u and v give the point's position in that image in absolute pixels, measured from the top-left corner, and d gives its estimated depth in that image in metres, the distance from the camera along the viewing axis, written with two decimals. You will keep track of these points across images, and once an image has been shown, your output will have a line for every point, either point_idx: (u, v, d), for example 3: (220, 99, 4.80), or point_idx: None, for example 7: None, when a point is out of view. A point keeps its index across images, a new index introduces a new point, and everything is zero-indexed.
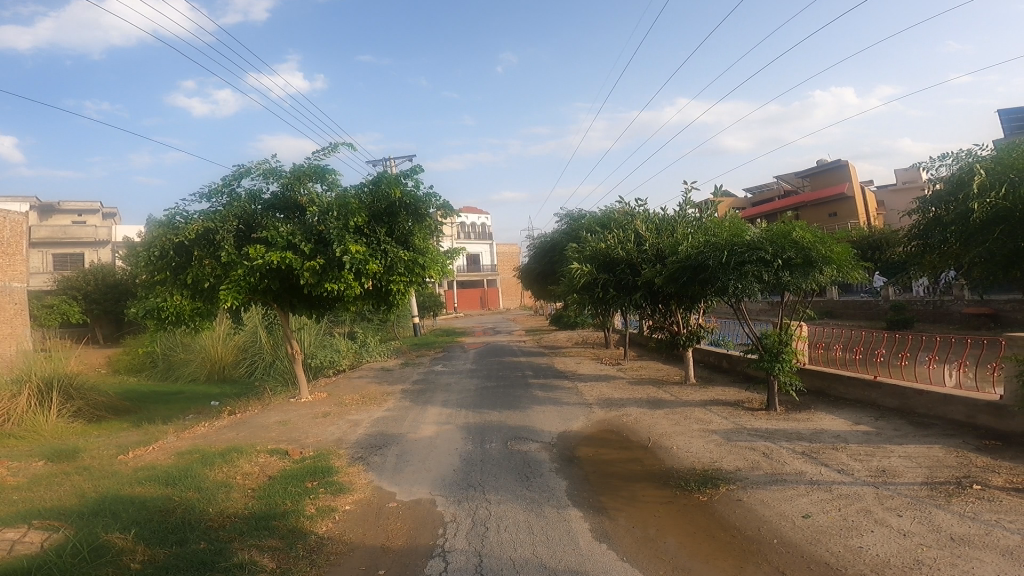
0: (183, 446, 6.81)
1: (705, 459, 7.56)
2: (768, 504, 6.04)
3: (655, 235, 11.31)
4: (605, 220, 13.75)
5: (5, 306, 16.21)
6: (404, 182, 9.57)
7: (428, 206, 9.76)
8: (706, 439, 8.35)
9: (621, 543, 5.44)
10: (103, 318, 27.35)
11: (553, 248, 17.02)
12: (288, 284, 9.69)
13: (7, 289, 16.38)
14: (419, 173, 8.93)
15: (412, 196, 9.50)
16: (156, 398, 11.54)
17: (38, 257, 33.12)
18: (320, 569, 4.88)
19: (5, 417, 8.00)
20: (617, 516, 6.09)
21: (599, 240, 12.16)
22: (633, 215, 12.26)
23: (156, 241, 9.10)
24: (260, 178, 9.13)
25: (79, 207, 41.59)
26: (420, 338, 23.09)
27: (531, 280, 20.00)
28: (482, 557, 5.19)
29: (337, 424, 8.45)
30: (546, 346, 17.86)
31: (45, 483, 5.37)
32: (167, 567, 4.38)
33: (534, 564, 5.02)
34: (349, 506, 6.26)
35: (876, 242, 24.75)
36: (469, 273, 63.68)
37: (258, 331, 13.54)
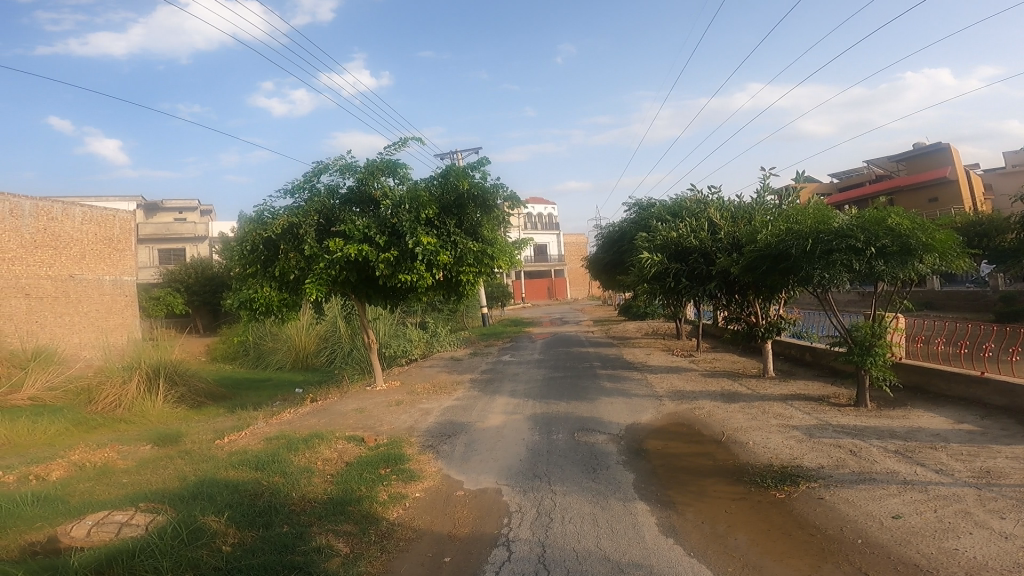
0: (271, 432, 7.36)
1: (784, 456, 7.26)
2: (854, 504, 5.75)
3: (731, 223, 10.84)
4: (675, 209, 13.41)
5: (117, 298, 18.41)
6: (472, 174, 9.71)
7: (496, 197, 9.85)
8: (786, 435, 8.00)
9: (689, 538, 5.40)
10: (201, 308, 29.72)
11: (621, 239, 16.77)
12: (365, 276, 10.09)
13: (118, 282, 18.57)
14: (486, 165, 8.98)
15: (480, 187, 9.63)
16: (247, 385, 12.54)
17: (145, 253, 36.46)
18: (389, 555, 5.20)
19: (118, 403, 9.03)
20: (685, 511, 6.03)
21: (670, 227, 11.82)
22: (706, 203, 11.89)
23: (247, 236, 9.76)
24: (336, 174, 9.49)
25: (179, 205, 44.69)
26: (489, 328, 23.44)
27: (599, 271, 19.74)
28: (545, 547, 5.32)
29: (409, 412, 8.80)
30: (616, 337, 17.65)
31: (151, 467, 6.00)
32: (253, 549, 4.82)
33: (597, 557, 5.09)
34: (419, 493, 6.59)
35: (985, 228, 22.20)
36: (537, 264, 63.72)
37: (337, 322, 14.23)
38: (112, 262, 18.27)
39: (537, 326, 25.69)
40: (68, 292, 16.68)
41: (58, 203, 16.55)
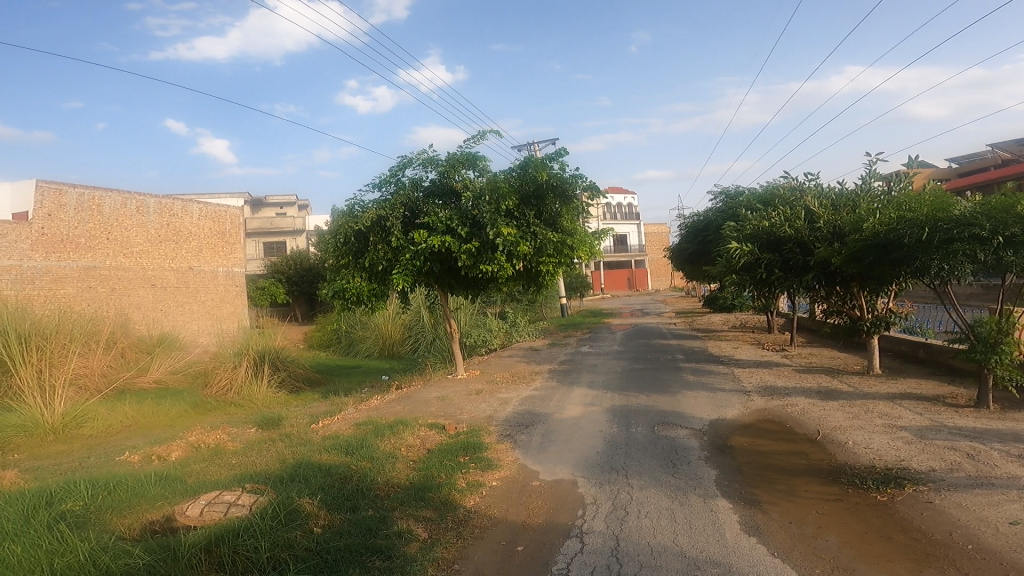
0: (361, 417, 7.89)
1: (888, 457, 6.78)
2: (966, 508, 5.32)
3: (831, 211, 10.15)
4: (766, 197, 12.89)
5: (229, 288, 20.40)
6: (551, 164, 9.85)
7: (576, 187, 9.93)
8: (891, 435, 7.46)
9: (774, 538, 5.20)
10: (300, 298, 31.84)
11: (706, 228, 16.32)
12: (447, 266, 10.41)
13: (230, 273, 20.56)
14: (563, 156, 8.92)
15: (559, 178, 9.76)
16: (339, 371, 13.44)
17: (252, 246, 39.42)
18: (465, 541, 5.35)
19: (231, 387, 10.08)
20: (770, 509, 5.81)
21: (761, 216, 11.23)
22: (803, 190, 11.27)
23: (341, 228, 10.35)
24: (420, 167, 9.79)
25: (280, 202, 45.31)
26: (567, 319, 23.44)
27: (679, 261, 19.27)
28: (619, 541, 5.27)
29: (488, 401, 9.07)
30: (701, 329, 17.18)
31: (256, 450, 6.68)
32: (341, 531, 5.11)
33: (673, 552, 5.01)
34: (495, 481, 6.73)
35: None
36: (617, 254, 62.30)
37: (421, 312, 14.85)
38: (224, 254, 20.18)
39: (616, 316, 25.36)
40: (187, 282, 18.63)
41: (178, 201, 18.42)
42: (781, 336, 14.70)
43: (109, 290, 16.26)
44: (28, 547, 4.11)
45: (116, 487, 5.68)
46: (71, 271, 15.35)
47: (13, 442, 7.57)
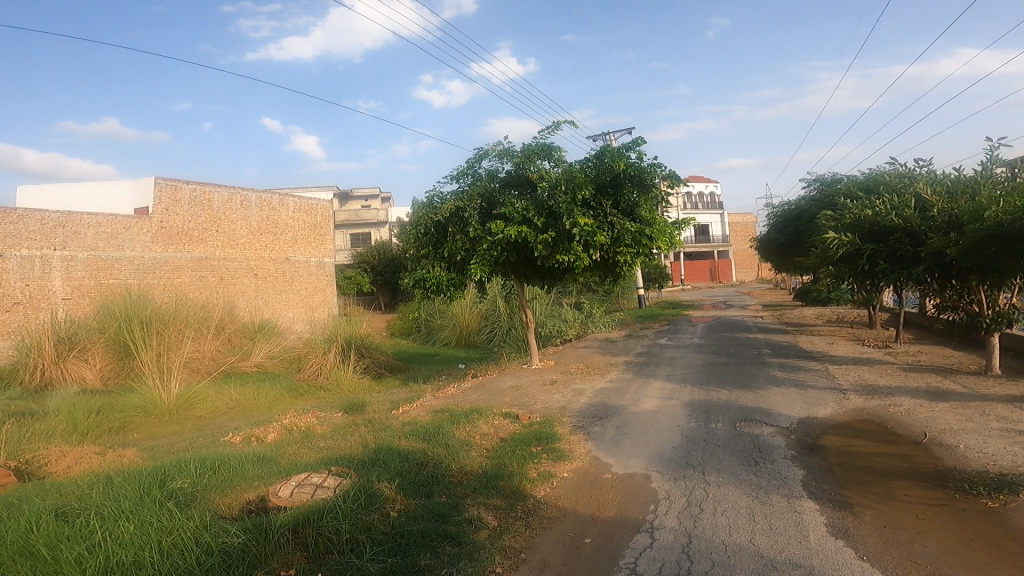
0: (438, 405, 8.22)
1: (1004, 462, 6.15)
2: None
3: (946, 199, 9.23)
4: (870, 185, 12.08)
5: (321, 278, 21.60)
6: (628, 153, 9.79)
7: (654, 176, 9.87)
8: (1010, 440, 6.76)
9: (864, 542, 4.79)
10: (382, 287, 33.20)
11: (799, 217, 15.45)
12: (523, 257, 10.54)
13: (321, 263, 21.67)
14: (640, 145, 8.78)
15: (636, 167, 9.71)
16: (418, 359, 13.96)
17: (339, 237, 41.47)
18: (533, 531, 5.18)
19: (321, 371, 10.87)
20: (862, 513, 5.31)
21: (863, 206, 10.49)
22: (912, 177, 10.46)
23: (421, 220, 10.71)
24: (495, 159, 9.92)
25: (365, 195, 46.97)
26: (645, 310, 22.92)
27: (767, 253, 18.34)
28: (691, 538, 4.92)
29: (562, 392, 9.10)
30: (791, 323, 16.28)
31: (342, 434, 7.34)
32: (415, 516, 5.29)
33: (748, 552, 4.65)
34: (566, 473, 6.38)
35: None
36: (699, 242, 60.00)
37: (497, 302, 15.13)
38: (317, 245, 21.39)
39: (697, 308, 24.55)
40: (284, 272, 19.97)
41: (276, 195, 19.66)
42: (882, 331, 13.67)
43: (218, 278, 17.85)
44: (139, 524, 4.64)
45: (220, 468, 6.42)
46: (187, 261, 17.02)
47: (133, 422, 8.67)
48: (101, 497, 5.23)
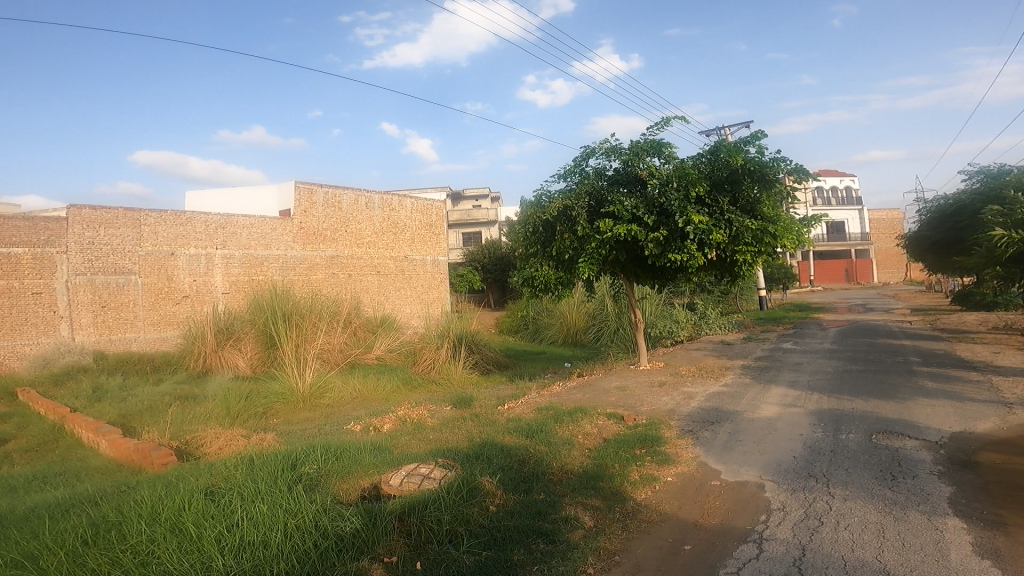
0: (543, 402, 8.26)
1: None
2: None
3: None
4: None
5: (436, 275, 22.58)
6: (746, 148, 9.42)
7: (776, 171, 9.42)
8: None
9: (1021, 566, 4.11)
10: (493, 285, 33.95)
11: (957, 213, 13.65)
12: (633, 255, 10.32)
13: (436, 262, 22.65)
14: (760, 139, 8.40)
15: (756, 162, 9.30)
16: (526, 356, 14.16)
17: (452, 236, 43.00)
18: (629, 534, 5.04)
19: (434, 365, 11.38)
20: (1021, 534, 4.57)
21: None
22: None
23: (529, 219, 10.80)
24: (603, 157, 9.78)
25: (477, 194, 48.41)
26: (768, 312, 21.37)
27: (915, 251, 16.38)
28: (805, 552, 4.51)
29: (671, 394, 8.75)
30: (946, 329, 14.38)
31: (450, 427, 7.62)
32: (512, 511, 5.35)
33: (872, 569, 4.19)
34: (671, 477, 6.11)
35: None
36: (834, 240, 54.93)
37: (606, 301, 14.96)
38: (434, 245, 22.40)
39: (828, 311, 22.46)
40: (403, 270, 21.14)
41: (395, 196, 20.82)
42: None
43: (346, 275, 19.27)
44: (271, 506, 5.05)
45: (342, 454, 6.92)
46: (321, 259, 18.58)
47: (274, 408, 9.58)
48: (243, 479, 5.78)
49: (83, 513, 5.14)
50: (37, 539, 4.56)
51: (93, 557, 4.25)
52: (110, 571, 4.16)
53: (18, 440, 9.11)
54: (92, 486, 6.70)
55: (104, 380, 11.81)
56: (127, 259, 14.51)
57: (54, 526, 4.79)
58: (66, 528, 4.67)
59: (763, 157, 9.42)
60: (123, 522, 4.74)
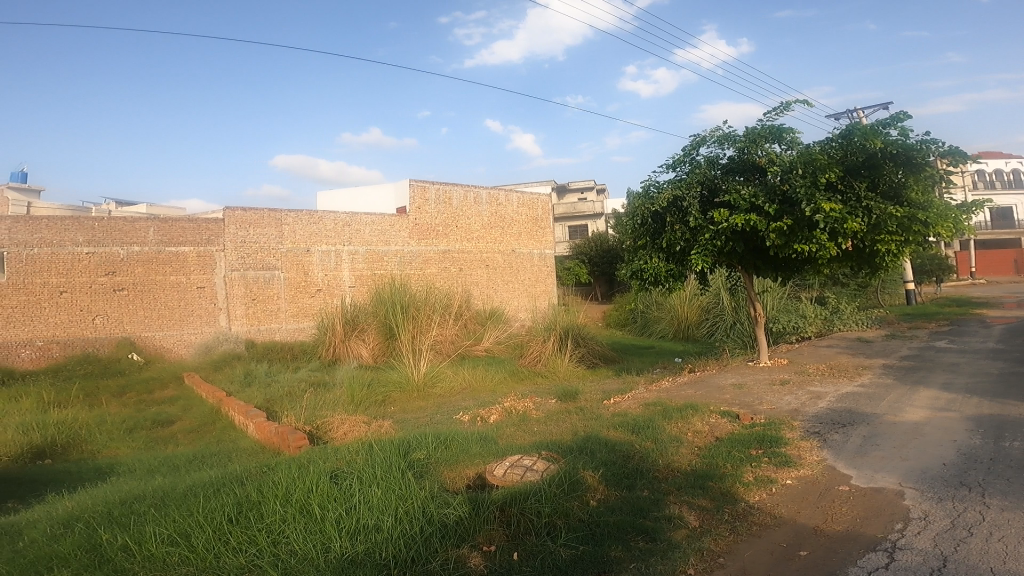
0: (651, 398, 7.89)
1: None
2: None
3: None
4: None
5: (543, 268, 22.62)
6: (885, 129, 8.43)
7: (926, 153, 8.32)
8: None
9: None
10: (601, 278, 33.36)
11: None
12: (753, 246, 9.60)
13: (543, 255, 22.68)
14: (902, 120, 7.49)
15: (899, 144, 8.29)
16: (635, 350, 13.71)
17: (558, 229, 42.70)
18: (737, 536, 4.62)
19: (541, 357, 11.35)
20: None
21: None
22: None
23: (637, 210, 10.39)
24: (715, 145, 9.23)
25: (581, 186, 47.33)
26: (916, 307, 18.95)
27: None
28: (946, 565, 3.89)
29: (795, 394, 7.97)
30: None
31: (555, 420, 7.51)
32: (613, 507, 5.11)
33: None
34: (790, 480, 5.54)
35: None
36: (1001, 228, 47.79)
37: (720, 294, 14.21)
38: (540, 238, 22.48)
39: (993, 306, 19.49)
40: (512, 263, 21.40)
41: (502, 191, 21.08)
42: None
43: (457, 269, 19.85)
44: (385, 491, 5.21)
45: (450, 443, 7.07)
46: (434, 254, 19.32)
47: (392, 396, 10.04)
48: (362, 463, 6.04)
49: (233, 491, 5.36)
50: (192, 515, 4.83)
51: (237, 535, 4.55)
52: (247, 549, 4.41)
53: (184, 421, 10.35)
54: (239, 467, 7.40)
55: (253, 366, 13.12)
56: (271, 256, 16.02)
57: (207, 501, 5.10)
58: (214, 505, 4.93)
59: (907, 138, 8.33)
60: (262, 502, 5.02)
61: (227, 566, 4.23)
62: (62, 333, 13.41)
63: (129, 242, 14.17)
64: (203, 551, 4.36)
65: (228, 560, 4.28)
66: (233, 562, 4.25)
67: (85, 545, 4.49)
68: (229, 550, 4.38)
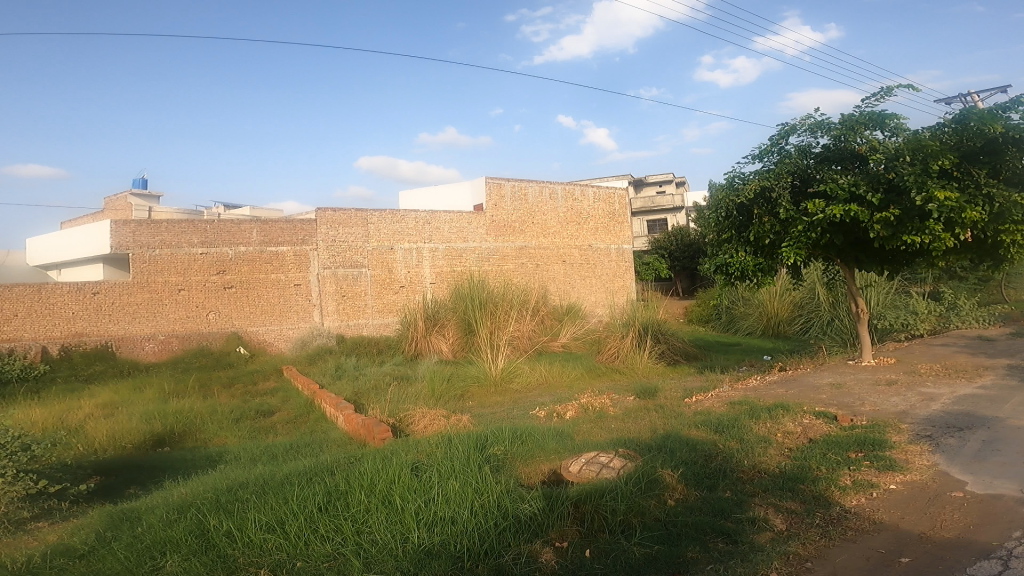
0: (736, 397, 7.49)
1: None
2: None
3: None
4: None
5: (622, 264, 22.15)
6: (1006, 113, 7.68)
7: None
8: None
9: None
10: (682, 273, 32.32)
11: None
12: (853, 238, 8.89)
13: (621, 250, 22.22)
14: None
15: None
16: (718, 347, 13.11)
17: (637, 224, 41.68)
18: (829, 540, 4.27)
19: (619, 353, 11.10)
20: None
21: None
22: None
23: (720, 202, 9.87)
24: (807, 134, 8.66)
25: (660, 179, 45.82)
26: None
27: None
28: None
29: (902, 395, 7.29)
30: None
31: (633, 417, 7.30)
32: (693, 507, 4.87)
33: None
34: (893, 485, 5.05)
35: None
36: None
37: (817, 289, 13.30)
38: (618, 233, 22.02)
39: None
40: (589, 259, 21.14)
41: (577, 186, 20.84)
42: None
43: (534, 265, 19.86)
44: (463, 484, 5.21)
45: (526, 438, 7.04)
46: (511, 250, 19.43)
47: (470, 391, 10.17)
48: (441, 457, 6.10)
49: (324, 480, 5.44)
50: (287, 502, 4.91)
51: (325, 523, 4.64)
52: (333, 537, 4.50)
53: (282, 412, 11.00)
54: (329, 457, 7.74)
55: (343, 360, 13.77)
56: (359, 254, 16.74)
57: (301, 489, 5.18)
58: (306, 493, 5.03)
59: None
60: (348, 492, 5.10)
61: (316, 553, 4.31)
62: (180, 328, 14.68)
63: (236, 243, 15.29)
64: (296, 538, 4.44)
65: (317, 547, 4.37)
66: (321, 551, 4.33)
67: (195, 531, 4.52)
68: (318, 538, 4.47)
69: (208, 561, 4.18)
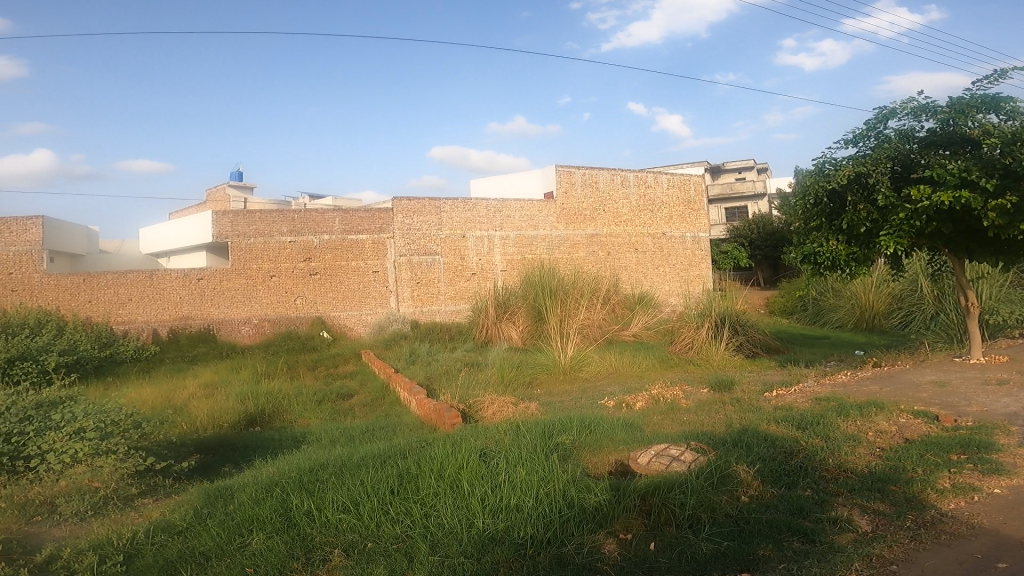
0: (822, 393, 7.04)
1: None
2: None
3: None
4: None
5: (697, 253, 21.38)
6: None
7: None
8: None
9: None
10: (763, 263, 30.90)
11: None
12: (963, 226, 8.13)
13: (697, 239, 21.44)
14: None
15: None
16: (803, 340, 12.41)
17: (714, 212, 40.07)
18: (921, 544, 3.94)
19: (694, 345, 10.73)
20: None
21: None
22: None
23: (808, 189, 9.24)
24: (909, 117, 7.96)
25: (740, 165, 43.67)
26: None
27: None
28: None
29: (1015, 395, 6.59)
30: None
31: (707, 410, 7.03)
32: (769, 505, 4.62)
33: None
34: (1000, 489, 4.59)
35: None
36: None
37: (920, 280, 12.26)
38: (693, 221, 21.28)
39: None
40: (662, 247, 20.56)
41: (651, 172, 20.27)
42: None
43: (606, 253, 19.57)
44: (529, 472, 5.20)
45: (595, 428, 6.94)
46: (582, 238, 19.22)
47: (540, 378, 10.17)
48: (510, 444, 6.12)
49: (396, 463, 5.60)
50: (361, 483, 5.10)
51: (395, 505, 4.77)
52: (402, 519, 4.62)
53: (360, 395, 11.45)
54: (403, 440, 7.97)
55: (418, 345, 14.17)
56: (433, 242, 17.11)
57: (374, 471, 5.37)
58: (378, 475, 5.20)
59: None
60: (418, 475, 5.22)
61: (384, 534, 4.44)
62: (272, 312, 15.61)
63: (320, 232, 16.01)
64: (367, 519, 4.60)
65: (386, 529, 4.49)
66: (390, 532, 4.45)
67: (279, 509, 4.76)
68: (388, 520, 4.60)
69: (287, 537, 4.38)
